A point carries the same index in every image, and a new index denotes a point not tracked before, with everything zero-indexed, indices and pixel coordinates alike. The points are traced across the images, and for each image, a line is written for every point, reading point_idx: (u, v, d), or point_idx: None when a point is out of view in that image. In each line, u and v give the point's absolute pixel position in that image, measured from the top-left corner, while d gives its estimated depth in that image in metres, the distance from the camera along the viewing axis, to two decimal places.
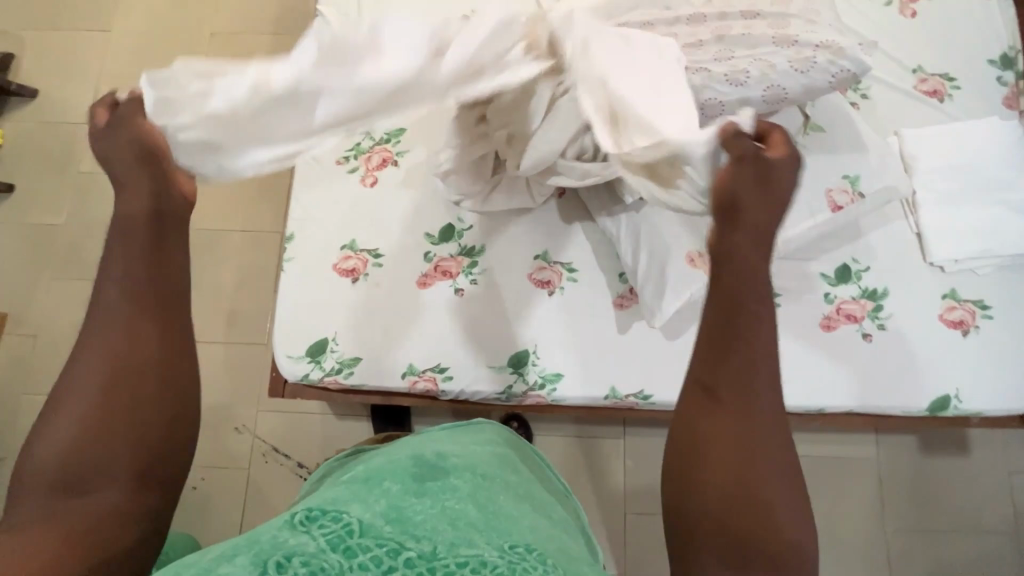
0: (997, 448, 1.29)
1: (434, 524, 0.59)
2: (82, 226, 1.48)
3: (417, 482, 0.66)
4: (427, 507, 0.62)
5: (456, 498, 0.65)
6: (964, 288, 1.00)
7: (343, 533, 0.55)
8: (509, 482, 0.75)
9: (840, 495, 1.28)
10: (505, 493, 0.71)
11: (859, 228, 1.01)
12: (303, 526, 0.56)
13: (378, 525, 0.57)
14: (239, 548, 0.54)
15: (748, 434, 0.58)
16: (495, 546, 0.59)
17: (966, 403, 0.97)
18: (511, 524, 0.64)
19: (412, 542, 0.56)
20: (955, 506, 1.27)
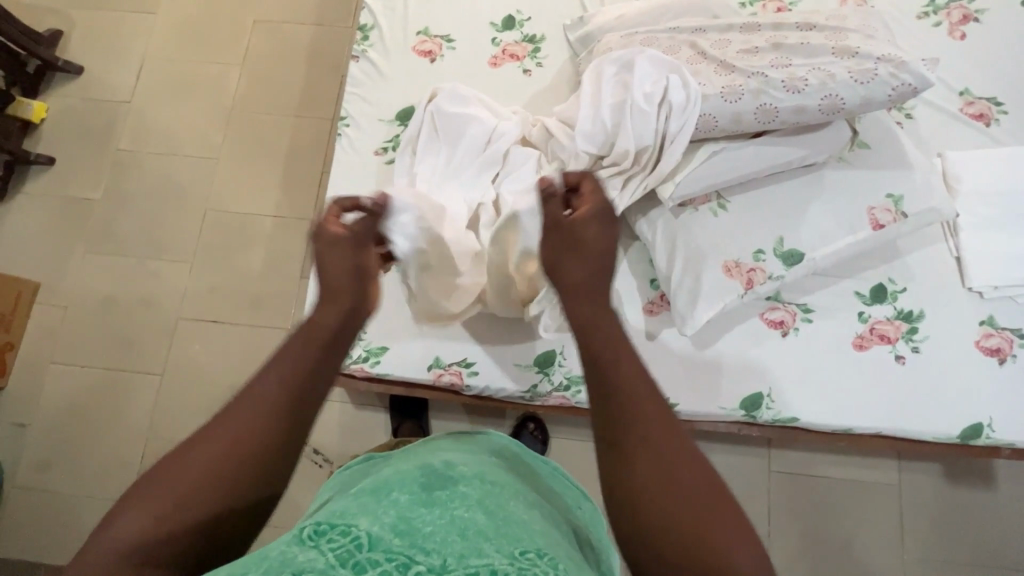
0: (1023, 482, 1.26)
1: (444, 535, 0.56)
2: (118, 204, 1.50)
3: (426, 491, 0.63)
4: (437, 517, 0.59)
5: (465, 506, 0.61)
6: (1002, 315, 0.98)
7: (352, 548, 0.52)
8: (520, 491, 0.71)
9: (858, 519, 1.26)
10: (517, 499, 0.67)
11: (897, 248, 1.00)
12: (312, 541, 0.53)
13: (387, 538, 0.54)
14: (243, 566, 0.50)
15: (664, 469, 0.51)
16: (506, 554, 0.55)
17: (998, 433, 0.95)
18: (523, 531, 0.60)
19: (422, 555, 0.53)
20: (976, 539, 1.25)
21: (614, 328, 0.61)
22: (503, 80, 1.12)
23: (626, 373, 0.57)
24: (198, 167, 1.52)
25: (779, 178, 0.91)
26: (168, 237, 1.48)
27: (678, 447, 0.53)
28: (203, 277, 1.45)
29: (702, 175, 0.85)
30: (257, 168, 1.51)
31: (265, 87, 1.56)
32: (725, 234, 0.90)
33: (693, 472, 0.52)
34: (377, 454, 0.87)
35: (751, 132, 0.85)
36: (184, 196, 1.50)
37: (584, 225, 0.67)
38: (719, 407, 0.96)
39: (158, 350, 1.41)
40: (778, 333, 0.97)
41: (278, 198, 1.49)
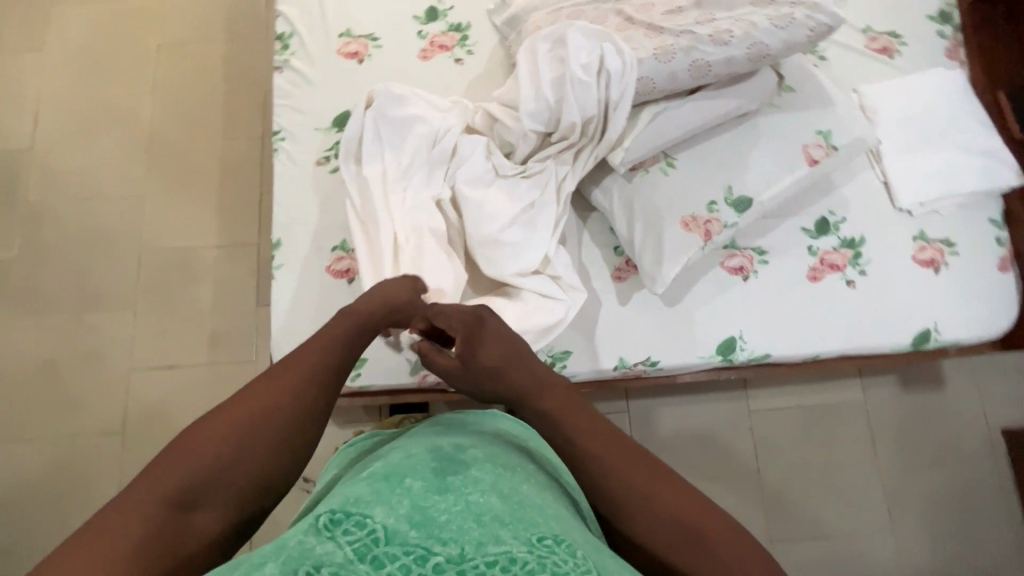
0: (969, 378, 1.38)
1: (459, 523, 0.55)
2: (39, 260, 1.39)
3: (439, 476, 0.61)
4: (452, 504, 0.57)
5: (479, 490, 0.59)
6: (931, 229, 1.07)
7: (369, 541, 0.52)
8: (534, 468, 0.68)
9: (833, 439, 1.35)
10: (532, 479, 0.65)
11: (832, 182, 1.06)
12: (327, 531, 0.54)
13: (403, 530, 0.54)
14: (267, 556, 0.51)
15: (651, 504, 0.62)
16: (523, 541, 0.54)
17: (944, 335, 1.04)
18: (539, 516, 0.58)
19: (439, 546, 0.53)
20: (936, 436, 1.36)
21: (563, 406, 0.70)
22: (436, 72, 1.11)
23: (596, 439, 0.66)
24: (123, 208, 1.42)
25: (720, 130, 0.95)
26: (103, 287, 1.38)
27: (664, 487, 0.63)
28: (150, 322, 1.36)
29: (649, 137, 0.88)
30: (189, 200, 1.43)
31: (183, 114, 1.47)
32: (679, 191, 0.93)
33: (678, 499, 0.62)
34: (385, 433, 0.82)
35: (688, 89, 0.88)
36: (112, 241, 1.40)
37: (473, 357, 0.73)
38: (697, 357, 1.00)
39: (114, 408, 1.32)
40: (739, 279, 1.02)
41: (217, 227, 1.41)
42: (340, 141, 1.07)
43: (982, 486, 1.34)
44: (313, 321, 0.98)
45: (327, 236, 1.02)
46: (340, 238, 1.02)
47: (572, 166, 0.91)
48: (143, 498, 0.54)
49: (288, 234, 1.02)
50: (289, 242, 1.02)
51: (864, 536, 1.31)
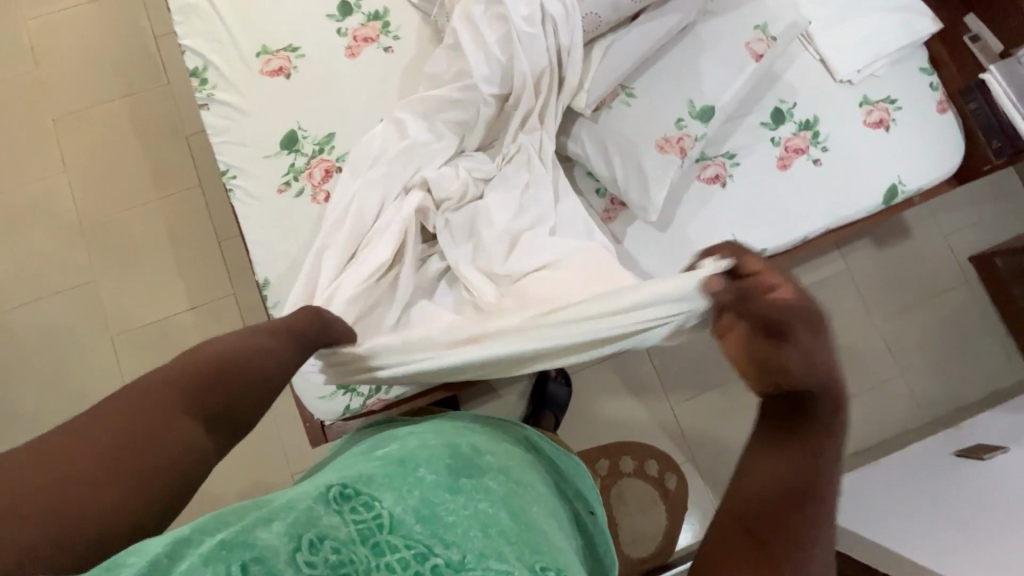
0: (930, 220, 1.49)
1: (466, 529, 0.53)
2: (5, 378, 1.29)
3: (452, 476, 0.60)
4: (461, 507, 0.56)
5: (489, 501, 0.58)
6: (872, 92, 1.12)
7: (374, 526, 0.50)
8: (542, 491, 0.68)
9: (831, 311, 1.44)
10: (539, 504, 0.64)
11: (776, 72, 1.10)
12: (338, 503, 0.51)
13: (409, 522, 0.51)
14: (274, 511, 0.49)
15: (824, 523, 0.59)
16: (526, 564, 0.52)
17: (908, 185, 1.11)
18: (544, 542, 0.57)
19: (442, 547, 0.50)
20: (916, 281, 1.47)
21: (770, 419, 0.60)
22: (369, 67, 1.07)
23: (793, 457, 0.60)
24: (74, 298, 1.33)
25: (666, 49, 0.97)
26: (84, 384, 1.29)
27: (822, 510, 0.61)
28: None
29: (605, 72, 0.89)
30: (143, 270, 1.34)
31: (107, 185, 1.37)
32: (645, 118, 0.95)
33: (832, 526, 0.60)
34: (395, 417, 0.82)
35: (630, 16, 0.90)
36: (76, 333, 1.31)
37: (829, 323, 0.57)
38: None
39: None
40: (718, 187, 1.06)
41: (183, 289, 1.34)
42: (295, 163, 1.02)
43: (966, 312, 1.47)
44: None
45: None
46: None
47: (539, 121, 0.91)
48: (80, 430, 0.46)
49: (272, 270, 0.99)
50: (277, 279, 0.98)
51: (879, 387, 1.42)
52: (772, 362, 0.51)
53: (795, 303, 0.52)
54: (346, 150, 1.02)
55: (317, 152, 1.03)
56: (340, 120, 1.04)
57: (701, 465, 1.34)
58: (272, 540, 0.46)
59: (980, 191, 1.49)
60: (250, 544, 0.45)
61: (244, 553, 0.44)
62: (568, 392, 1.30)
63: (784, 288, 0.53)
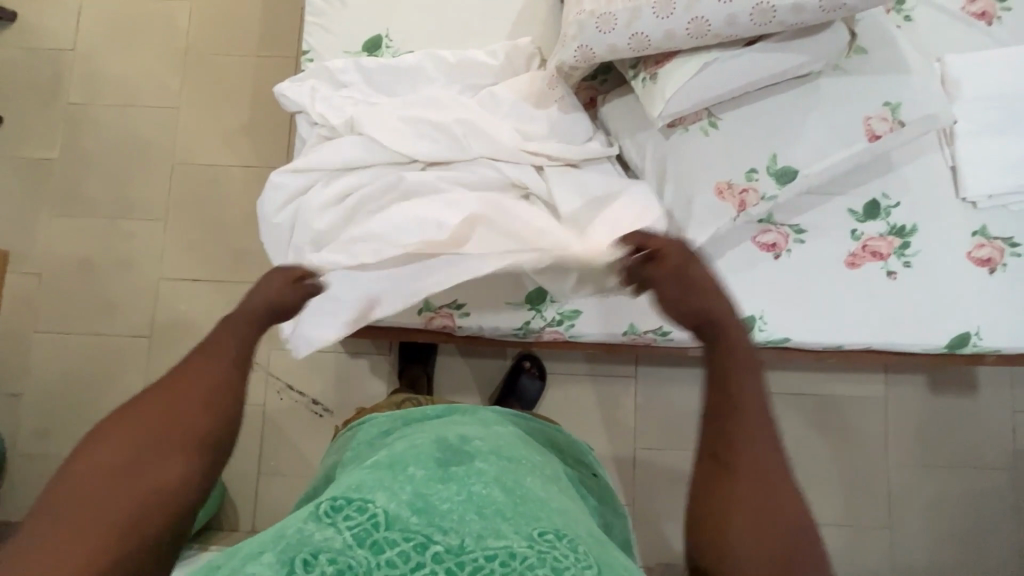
0: (1005, 387, 1.31)
1: (461, 513, 0.55)
2: (77, 164, 1.42)
3: (442, 467, 0.61)
4: (454, 494, 0.58)
5: (482, 481, 0.60)
6: (995, 225, 0.97)
7: (369, 526, 0.53)
8: (538, 462, 0.69)
9: (852, 430, 1.31)
10: (535, 473, 0.65)
11: (893, 161, 0.97)
12: (328, 517, 0.54)
13: (404, 516, 0.54)
14: (265, 544, 0.52)
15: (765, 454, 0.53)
16: (525, 537, 0.54)
17: (985, 341, 0.97)
18: (541, 509, 0.58)
19: (439, 534, 0.53)
20: (960, 443, 1.30)
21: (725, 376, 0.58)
22: None
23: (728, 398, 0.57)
24: (158, 118, 1.43)
25: (774, 90, 0.87)
26: (138, 194, 1.41)
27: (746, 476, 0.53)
28: (178, 232, 1.40)
29: (694, 90, 0.81)
30: (220, 116, 1.42)
31: (220, 26, 1.44)
32: (718, 155, 0.87)
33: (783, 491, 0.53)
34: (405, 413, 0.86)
35: (747, 38, 0.79)
36: (148, 148, 1.42)
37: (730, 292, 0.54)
38: None
39: (144, 313, 1.39)
40: (770, 257, 0.96)
41: (247, 147, 1.41)
42: None
43: (997, 499, 1.30)
44: None
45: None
46: None
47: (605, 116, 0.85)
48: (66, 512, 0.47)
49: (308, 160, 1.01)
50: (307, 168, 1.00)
51: (859, 528, 1.30)
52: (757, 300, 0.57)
53: None
54: None
55: None
56: (429, 42, 1.02)
57: (638, 515, 1.30)
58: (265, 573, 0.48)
59: None
60: None
61: None
62: (540, 388, 1.28)
63: None
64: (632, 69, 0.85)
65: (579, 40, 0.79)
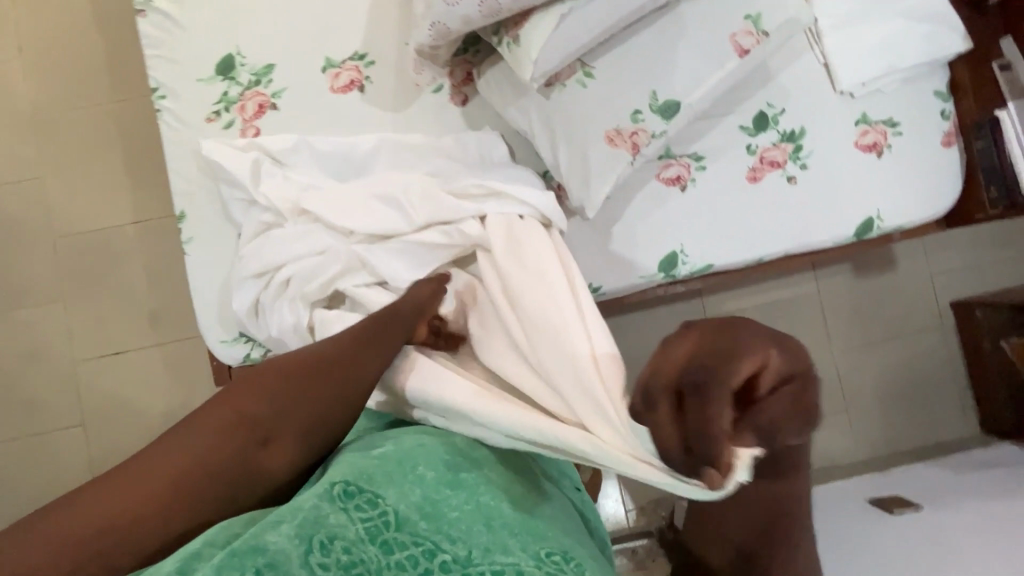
0: (919, 255, 1.39)
1: (469, 524, 0.56)
2: None
3: (454, 468, 0.60)
4: (464, 502, 0.58)
5: (491, 492, 0.59)
6: (874, 110, 1.01)
7: (379, 525, 0.53)
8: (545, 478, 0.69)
9: (795, 331, 1.37)
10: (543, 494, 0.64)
11: (769, 71, 0.99)
12: (342, 501, 0.54)
13: (413, 521, 0.54)
14: (282, 513, 0.53)
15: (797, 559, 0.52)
16: (530, 556, 0.55)
17: (887, 221, 1.02)
18: (546, 528, 0.59)
19: (448, 543, 0.54)
20: (892, 317, 1.39)
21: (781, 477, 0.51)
22: None
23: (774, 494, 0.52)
24: (21, 193, 1.31)
25: (639, 26, 0.86)
26: (23, 280, 1.30)
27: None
28: (82, 309, 1.30)
29: (558, 45, 0.79)
30: (89, 175, 1.31)
31: (63, 79, 1.31)
32: (600, 104, 0.86)
33: None
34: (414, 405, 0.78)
35: None
36: (20, 229, 1.30)
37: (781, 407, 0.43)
38: (637, 276, 0.98)
39: (69, 402, 1.30)
40: (677, 190, 0.98)
41: (130, 202, 1.31)
42: (228, 91, 0.96)
43: (933, 358, 1.40)
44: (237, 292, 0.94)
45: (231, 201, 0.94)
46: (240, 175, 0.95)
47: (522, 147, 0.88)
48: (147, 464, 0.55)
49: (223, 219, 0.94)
50: (236, 238, 0.95)
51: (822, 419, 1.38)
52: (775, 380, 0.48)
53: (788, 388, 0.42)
54: (282, 86, 0.96)
55: (252, 84, 0.96)
56: (285, 51, 0.96)
57: None
58: (282, 545, 0.49)
59: (980, 235, 1.39)
60: (262, 549, 0.49)
61: (257, 558, 0.48)
62: None
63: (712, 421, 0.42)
64: (495, 36, 0.82)
65: (430, 18, 0.76)
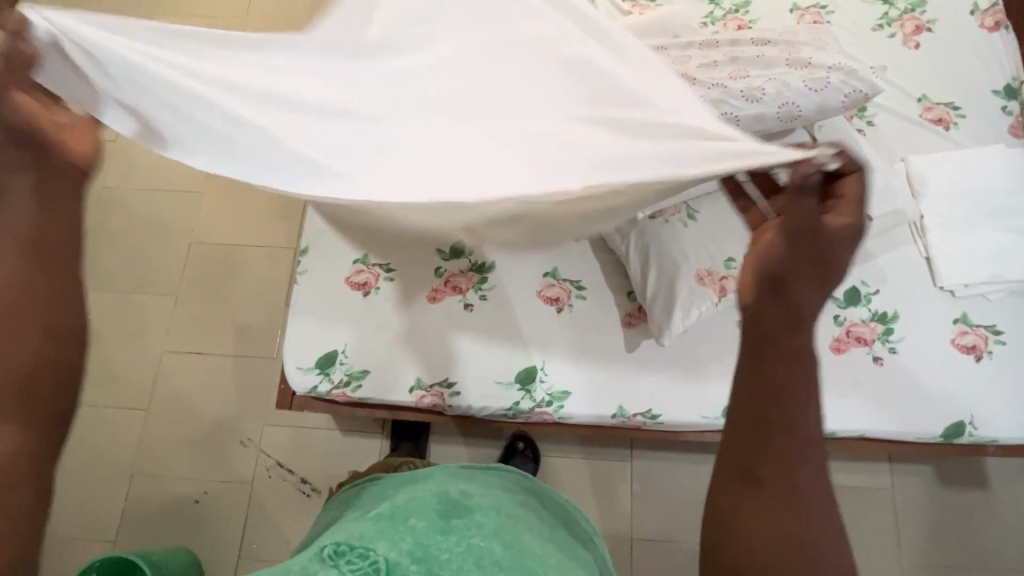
0: (1017, 480, 1.26)
1: (459, 565, 0.57)
2: (101, 241, 1.52)
3: (443, 518, 0.63)
4: (453, 545, 0.59)
5: (481, 534, 0.61)
6: (975, 313, 0.99)
7: (370, 571, 0.54)
8: (534, 521, 0.70)
9: (860, 524, 1.25)
10: (532, 533, 0.66)
11: (868, 252, 1.02)
12: (331, 560, 0.55)
13: (404, 564, 0.55)
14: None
15: (796, 485, 0.50)
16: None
17: (981, 431, 0.95)
18: (538, 567, 0.60)
19: None
20: (979, 541, 1.23)
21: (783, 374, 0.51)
22: None
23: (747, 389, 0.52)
24: (181, 200, 1.54)
25: None
26: (152, 269, 1.49)
27: (750, 498, 0.50)
28: (188, 307, 1.46)
29: None
30: (238, 198, 1.53)
31: None
32: (698, 245, 0.92)
33: (788, 516, 0.49)
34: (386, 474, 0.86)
35: None
36: (169, 228, 1.52)
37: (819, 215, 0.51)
38: (700, 416, 0.97)
39: (144, 385, 1.41)
40: None
41: (260, 228, 1.50)
42: None
43: None
44: (324, 328, 1.02)
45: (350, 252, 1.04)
46: (363, 252, 1.06)
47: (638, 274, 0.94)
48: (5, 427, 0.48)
49: (348, 279, 1.05)
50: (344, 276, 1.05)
51: None
52: (767, 250, 0.52)
53: (836, 235, 0.51)
54: None
55: None
56: None
57: None
58: None
59: None
60: None
61: None
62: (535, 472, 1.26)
63: (851, 194, 0.52)
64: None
65: None
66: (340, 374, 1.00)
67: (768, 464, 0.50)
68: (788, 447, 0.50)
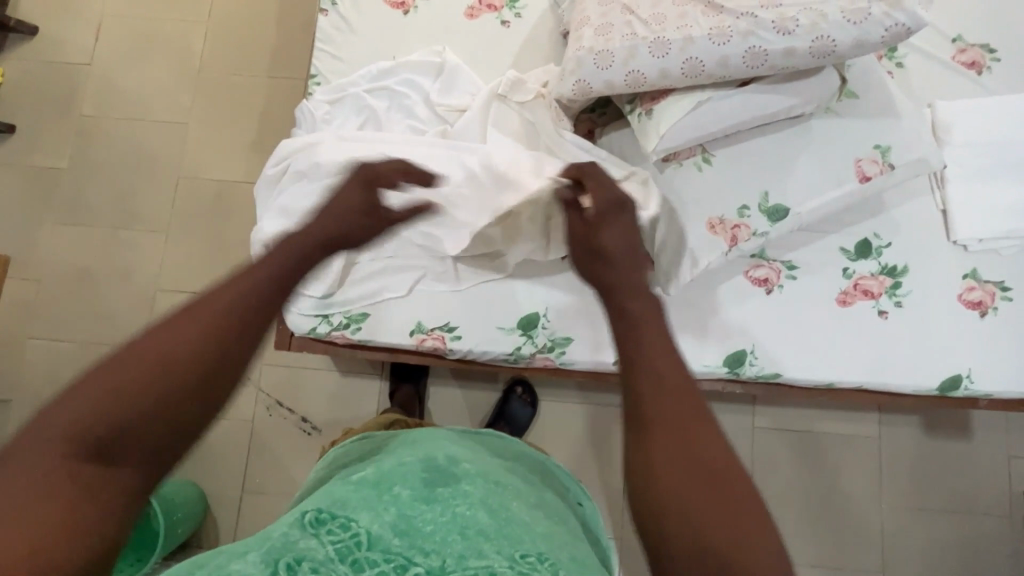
0: (999, 432, 1.29)
1: (443, 535, 0.53)
2: (85, 174, 1.45)
3: (427, 487, 0.58)
4: (438, 515, 0.55)
5: (467, 503, 0.57)
6: (985, 269, 0.98)
7: (351, 544, 0.50)
8: (522, 488, 0.66)
9: (843, 469, 1.29)
10: (520, 500, 0.62)
11: (883, 202, 0.99)
12: (313, 527, 0.51)
13: (387, 536, 0.51)
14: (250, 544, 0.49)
15: (693, 439, 0.51)
16: (506, 559, 0.51)
17: (976, 385, 0.96)
18: (525, 536, 0.56)
19: (421, 556, 0.50)
20: (955, 487, 1.28)
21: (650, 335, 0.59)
22: (479, 33, 1.07)
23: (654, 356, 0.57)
24: (166, 131, 1.46)
25: (767, 129, 0.89)
26: (138, 203, 1.43)
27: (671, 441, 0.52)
28: (178, 246, 1.41)
29: (687, 127, 0.82)
30: (226, 131, 1.45)
31: (234, 49, 1.48)
32: (710, 191, 0.89)
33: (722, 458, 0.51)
34: (373, 432, 0.80)
35: (740, 80, 0.81)
36: (154, 162, 1.45)
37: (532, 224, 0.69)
38: (700, 366, 0.97)
39: (138, 324, 1.39)
40: (762, 291, 0.97)
41: (251, 163, 1.44)
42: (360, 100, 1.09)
43: (993, 547, 1.27)
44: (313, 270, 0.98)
45: (324, 172, 0.93)
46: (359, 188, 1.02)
47: None
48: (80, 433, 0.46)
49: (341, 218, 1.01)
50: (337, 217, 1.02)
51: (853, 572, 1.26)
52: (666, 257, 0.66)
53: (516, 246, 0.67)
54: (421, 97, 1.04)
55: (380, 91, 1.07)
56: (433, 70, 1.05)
57: (624, 551, 1.27)
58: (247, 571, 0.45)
59: None
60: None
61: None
62: (532, 415, 1.28)
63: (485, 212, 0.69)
64: (629, 104, 0.86)
65: (576, 75, 0.81)
66: (340, 316, 0.99)
67: (664, 412, 0.53)
68: (672, 399, 0.53)
